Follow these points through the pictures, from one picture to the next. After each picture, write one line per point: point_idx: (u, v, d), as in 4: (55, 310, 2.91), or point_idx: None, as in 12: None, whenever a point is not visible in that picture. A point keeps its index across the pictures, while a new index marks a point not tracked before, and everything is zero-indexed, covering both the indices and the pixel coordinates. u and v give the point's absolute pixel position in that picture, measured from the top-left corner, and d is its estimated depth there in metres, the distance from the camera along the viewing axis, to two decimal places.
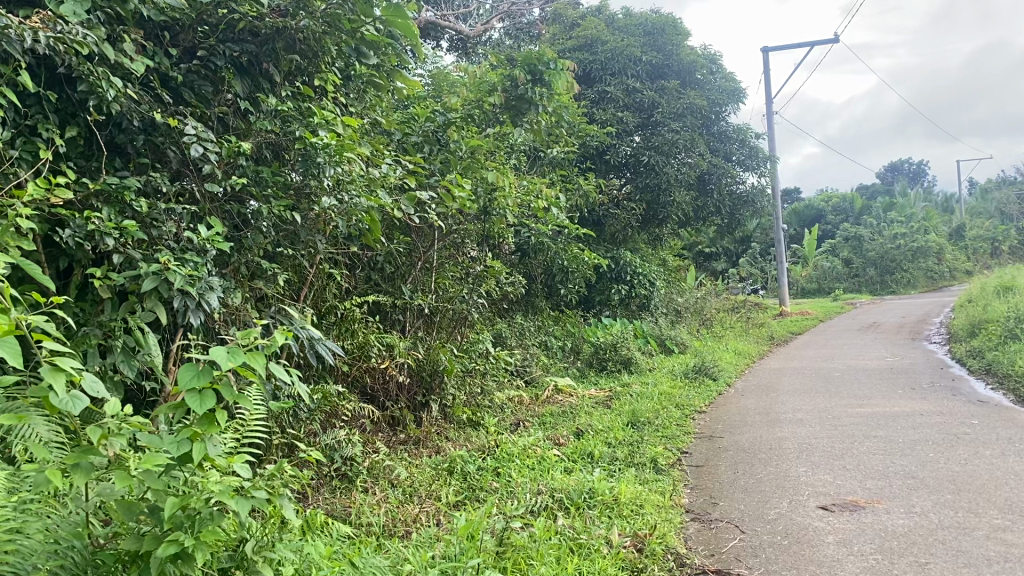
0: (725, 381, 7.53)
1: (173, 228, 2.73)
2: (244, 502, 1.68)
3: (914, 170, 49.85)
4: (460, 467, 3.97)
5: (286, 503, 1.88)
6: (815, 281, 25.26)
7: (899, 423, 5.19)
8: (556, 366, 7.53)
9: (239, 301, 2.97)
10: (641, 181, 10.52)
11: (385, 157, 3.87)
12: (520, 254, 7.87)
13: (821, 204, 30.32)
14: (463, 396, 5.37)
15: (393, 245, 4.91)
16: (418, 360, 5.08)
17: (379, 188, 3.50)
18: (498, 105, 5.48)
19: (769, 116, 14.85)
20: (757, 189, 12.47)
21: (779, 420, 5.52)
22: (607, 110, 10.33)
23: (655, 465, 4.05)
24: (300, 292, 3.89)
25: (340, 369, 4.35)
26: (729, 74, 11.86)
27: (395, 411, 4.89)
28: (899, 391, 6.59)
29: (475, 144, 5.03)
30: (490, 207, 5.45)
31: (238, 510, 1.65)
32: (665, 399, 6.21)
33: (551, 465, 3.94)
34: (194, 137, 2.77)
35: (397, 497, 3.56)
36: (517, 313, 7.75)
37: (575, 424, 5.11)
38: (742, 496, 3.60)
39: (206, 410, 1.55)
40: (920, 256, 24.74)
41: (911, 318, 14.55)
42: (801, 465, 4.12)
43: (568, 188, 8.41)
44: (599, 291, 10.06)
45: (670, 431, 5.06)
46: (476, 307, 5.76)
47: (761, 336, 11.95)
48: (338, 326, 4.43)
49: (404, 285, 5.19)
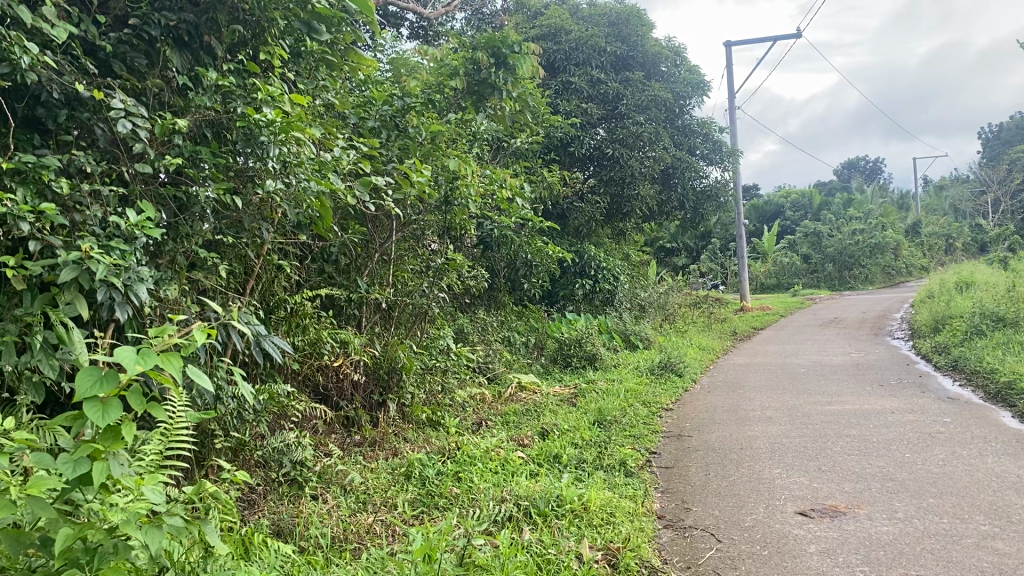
0: (691, 378, 7.38)
1: (99, 213, 2.46)
2: (153, 533, 1.55)
3: (871, 168, 50.47)
4: (418, 472, 3.75)
5: (210, 530, 1.75)
6: (775, 277, 25.36)
7: (870, 420, 5.07)
8: (519, 363, 7.32)
9: (174, 295, 2.72)
10: (604, 174, 10.37)
11: (338, 141, 3.64)
12: (482, 247, 7.65)
13: (781, 200, 30.48)
14: (422, 394, 5.15)
15: (349, 235, 4.67)
16: (375, 356, 4.85)
17: (331, 171, 3.30)
18: (460, 89, 5.27)
19: (731, 111, 14.78)
20: (720, 183, 12.40)
21: (748, 418, 5.37)
22: (571, 101, 10.15)
23: (623, 467, 3.85)
24: (246, 285, 3.68)
25: (290, 366, 4.11)
26: (694, 66, 11.72)
27: (349, 411, 4.66)
28: (867, 387, 6.49)
29: (436, 129, 4.80)
30: (452, 196, 5.22)
31: (146, 541, 1.53)
32: (632, 397, 6.04)
33: (515, 469, 3.72)
34: (123, 112, 2.49)
35: (350, 507, 3.32)
36: (479, 309, 7.52)
37: (540, 423, 4.91)
38: (716, 501, 3.42)
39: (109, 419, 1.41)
40: (878, 251, 24.96)
41: (871, 314, 14.58)
42: (775, 467, 3.95)
43: (532, 180, 8.21)
44: (563, 285, 9.90)
45: (637, 430, 4.88)
46: (437, 301, 5.53)
47: (724, 332, 11.86)
48: (289, 321, 4.17)
49: (360, 278, 4.94)
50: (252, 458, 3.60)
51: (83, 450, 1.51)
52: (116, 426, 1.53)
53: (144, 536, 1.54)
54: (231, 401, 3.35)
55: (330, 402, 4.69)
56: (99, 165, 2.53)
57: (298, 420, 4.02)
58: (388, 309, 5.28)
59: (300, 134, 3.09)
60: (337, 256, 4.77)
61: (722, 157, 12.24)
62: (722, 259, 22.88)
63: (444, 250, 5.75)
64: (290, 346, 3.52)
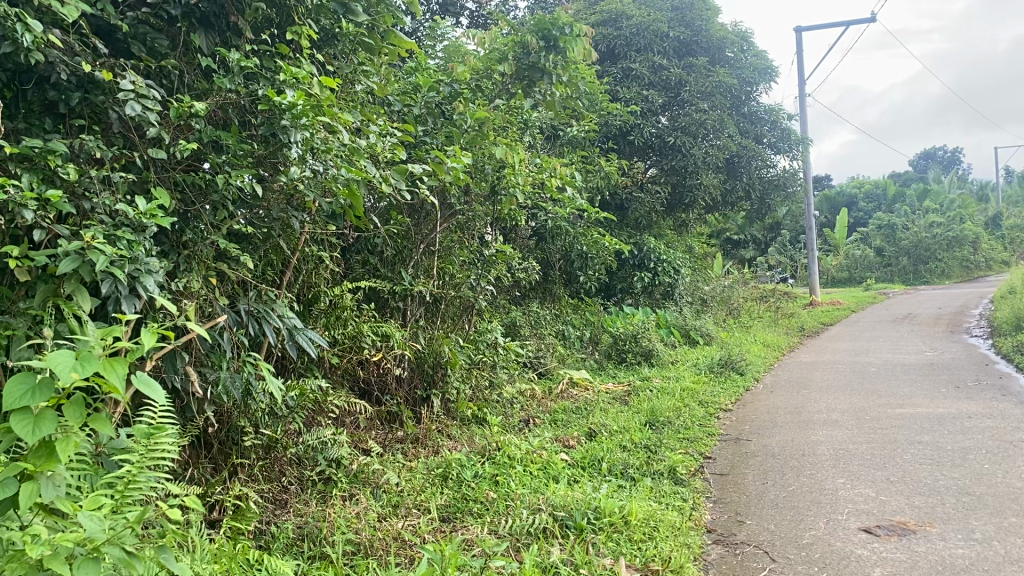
0: (753, 376, 7.06)
1: (108, 200, 2.33)
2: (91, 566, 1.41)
3: (949, 157, 48.64)
4: (455, 474, 3.58)
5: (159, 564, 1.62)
6: (846, 271, 24.57)
7: (945, 425, 4.73)
8: (572, 358, 7.12)
9: (185, 289, 2.58)
10: (666, 164, 10.08)
11: (374, 126, 3.48)
12: (537, 239, 7.47)
13: (853, 192, 29.55)
14: (468, 390, 4.98)
15: (392, 226, 4.51)
16: (418, 351, 4.71)
17: (364, 158, 3.15)
18: (509, 75, 5.07)
19: (801, 98, 14.27)
20: (788, 173, 11.96)
21: (812, 421, 5.06)
22: (631, 88, 9.88)
23: (673, 473, 3.62)
24: (281, 278, 3.55)
25: (328, 361, 3.98)
26: (761, 52, 11.29)
27: (391, 407, 4.51)
28: (942, 388, 6.11)
29: (482, 115, 4.61)
30: (499, 185, 5.11)
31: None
32: (688, 395, 5.78)
33: (557, 474, 3.53)
34: (132, 93, 2.35)
35: (381, 510, 3.17)
36: (532, 303, 7.34)
37: (589, 423, 4.70)
38: (772, 514, 3.17)
39: (40, 434, 1.41)
40: (956, 245, 23.53)
41: (948, 309, 13.94)
42: (840, 477, 3.67)
43: (588, 169, 8.00)
44: (620, 278, 9.67)
45: (691, 432, 4.63)
46: (485, 294, 5.35)
47: (791, 328, 11.44)
48: (328, 314, 4.02)
49: (404, 269, 4.78)
50: (284, 457, 3.48)
51: (14, 471, 1.45)
52: (50, 444, 1.49)
53: (74, 572, 1.40)
54: (260, 397, 3.22)
55: (372, 397, 4.55)
56: (110, 151, 2.40)
57: (335, 416, 3.88)
58: (434, 301, 5.12)
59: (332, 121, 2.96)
60: (380, 247, 4.61)
61: (790, 145, 11.80)
62: (790, 252, 22.26)
63: (493, 241, 5.59)
64: (324, 341, 3.42)
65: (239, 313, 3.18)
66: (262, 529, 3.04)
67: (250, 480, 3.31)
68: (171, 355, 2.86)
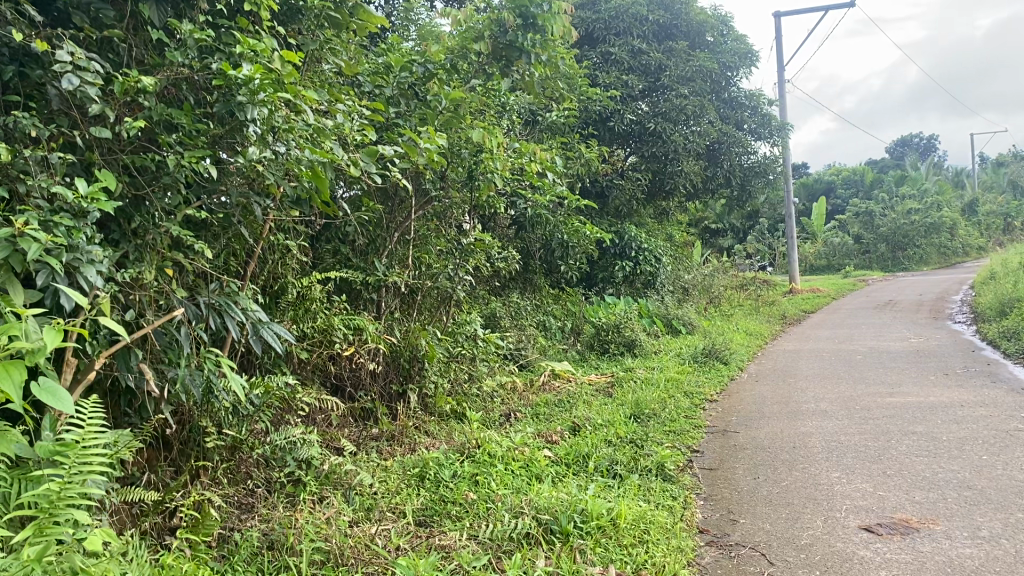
0: (738, 366, 6.91)
1: (45, 182, 2.10)
2: None
3: (925, 145, 48.84)
4: (432, 474, 3.39)
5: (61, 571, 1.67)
6: (825, 258, 24.59)
7: (938, 414, 4.59)
8: (553, 349, 6.95)
9: (129, 280, 2.37)
10: (646, 150, 9.92)
11: (341, 106, 3.27)
12: (515, 228, 7.29)
13: (831, 179, 29.55)
14: (446, 384, 4.80)
15: (363, 213, 4.31)
16: (393, 343, 4.52)
17: (329, 139, 2.95)
18: (485, 55, 4.79)
19: (780, 84, 14.15)
20: (769, 159, 11.84)
21: (800, 412, 4.91)
22: (610, 73, 9.71)
23: (661, 469, 3.45)
24: (245, 268, 3.34)
25: (297, 355, 3.78)
26: (741, 36, 11.11)
27: (365, 404, 4.32)
28: (930, 376, 5.99)
29: (457, 97, 4.41)
30: (476, 171, 4.90)
31: None
32: (673, 386, 5.63)
33: (540, 473, 3.36)
34: (70, 65, 2.12)
35: (353, 515, 2.98)
36: (512, 293, 7.16)
37: (572, 417, 4.53)
38: (767, 512, 3.01)
39: None
40: (933, 232, 23.91)
41: (928, 296, 13.90)
42: (834, 471, 3.52)
43: (568, 155, 7.82)
44: (601, 267, 9.51)
45: (677, 425, 4.47)
46: (463, 284, 5.16)
47: (773, 315, 11.34)
48: (296, 306, 3.81)
49: (378, 259, 4.58)
50: (250, 458, 3.28)
51: None
52: None
53: None
54: (223, 396, 3.02)
55: (345, 392, 4.36)
56: (46, 128, 2.17)
57: (304, 413, 3.68)
58: (410, 291, 4.93)
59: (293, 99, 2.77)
60: (352, 236, 4.41)
61: (770, 131, 11.67)
62: (770, 240, 22.21)
63: (470, 230, 5.39)
64: (292, 337, 3.26)
65: (199, 306, 2.98)
66: (225, 537, 2.86)
67: (213, 484, 3.11)
68: (124, 352, 2.66)
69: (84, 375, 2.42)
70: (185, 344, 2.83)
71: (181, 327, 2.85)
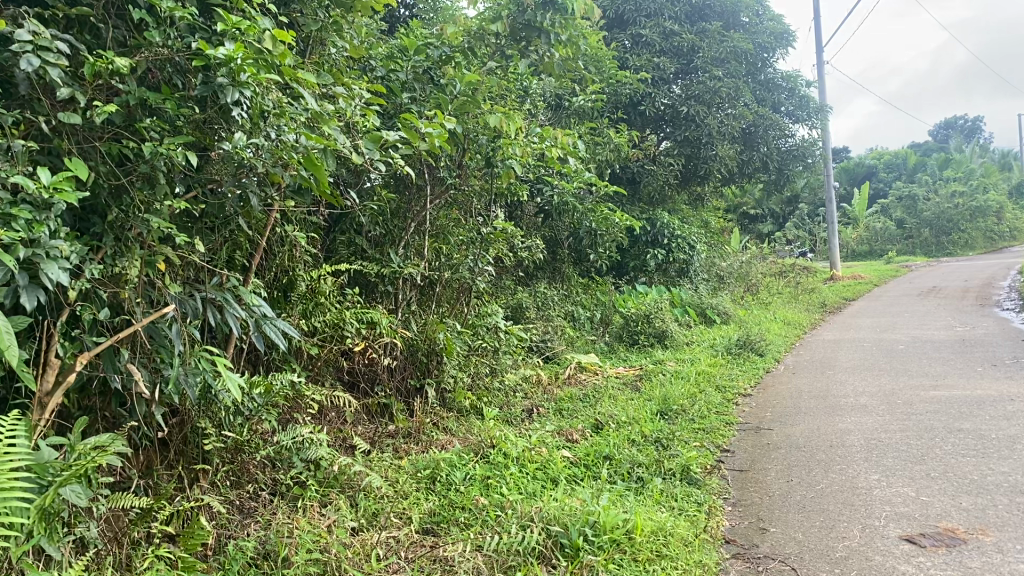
0: (773, 358, 6.65)
1: (7, 169, 1.95)
2: None
3: (970, 126, 47.57)
4: (444, 476, 3.22)
5: None
6: (866, 244, 24.02)
7: (987, 409, 4.31)
8: (582, 341, 6.76)
9: (98, 277, 2.23)
10: (679, 135, 9.65)
11: (342, 89, 3.10)
12: (543, 216, 7.10)
13: (872, 162, 28.85)
14: (466, 379, 4.63)
15: (376, 203, 4.14)
16: (410, 338, 4.35)
17: (328, 124, 2.78)
18: (503, 36, 4.51)
19: (819, 65, 13.74)
20: (807, 142, 11.47)
21: (839, 407, 4.66)
22: (641, 56, 9.51)
23: (686, 472, 3.25)
24: (248, 262, 3.20)
25: (306, 351, 3.63)
26: (777, 15, 10.74)
27: (380, 400, 4.15)
28: (978, 368, 5.68)
29: (473, 80, 4.20)
30: (494, 157, 4.71)
31: None
32: (704, 380, 5.40)
33: (557, 476, 3.17)
34: (29, 46, 1.97)
35: (356, 522, 2.82)
36: (538, 283, 6.97)
37: (596, 413, 4.34)
38: (800, 519, 2.80)
39: None
40: (979, 216, 23.22)
41: (974, 281, 13.44)
42: (873, 473, 3.28)
43: (597, 142, 7.60)
44: (633, 256, 9.27)
45: (707, 422, 4.26)
46: (484, 274, 4.97)
47: (812, 304, 11.01)
48: (304, 299, 3.64)
49: (393, 250, 4.40)
50: (253, 460, 3.14)
51: None
52: None
53: None
54: (222, 395, 2.88)
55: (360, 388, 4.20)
56: (9, 114, 2.02)
57: (313, 412, 3.53)
58: (428, 283, 4.75)
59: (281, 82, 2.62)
60: (366, 226, 4.24)
61: (808, 114, 11.30)
62: (809, 226, 21.73)
63: (491, 220, 5.21)
64: (297, 333, 3.13)
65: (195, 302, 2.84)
66: (220, 546, 2.72)
67: (213, 489, 2.97)
68: (111, 352, 2.52)
69: (64, 376, 2.28)
70: (177, 342, 2.66)
71: (172, 323, 2.70)
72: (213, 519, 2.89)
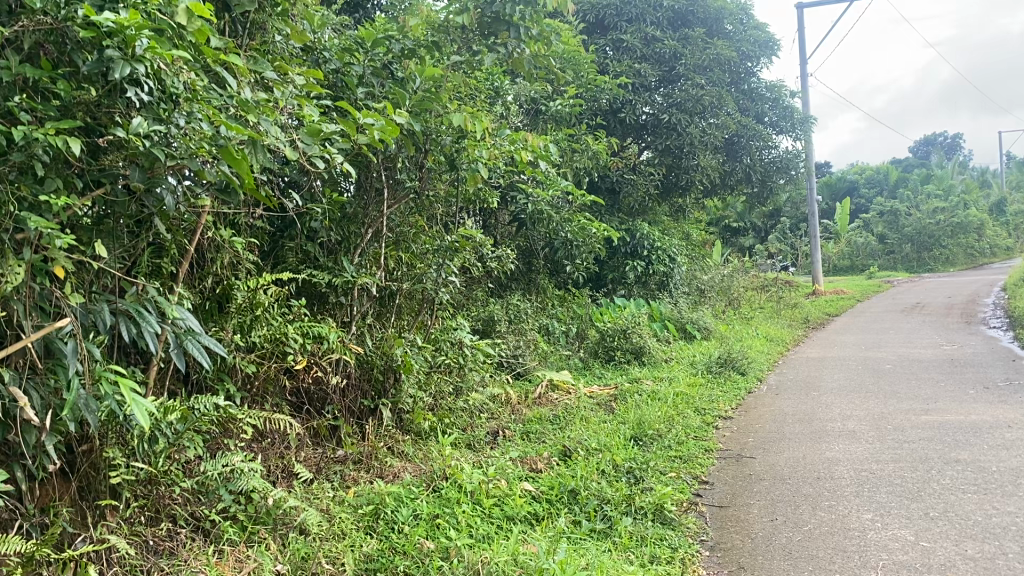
0: (756, 377, 6.35)
1: None
2: None
3: (950, 142, 47.71)
4: (389, 514, 2.88)
5: None
6: (848, 259, 23.89)
7: (984, 438, 4.02)
8: (555, 357, 6.43)
9: None
10: (660, 144, 9.38)
11: (276, 76, 2.79)
12: (518, 224, 6.79)
13: (853, 177, 28.75)
14: (426, 399, 4.28)
15: (327, 208, 3.79)
16: (363, 354, 3.99)
17: (255, 113, 2.47)
18: (472, 30, 4.20)
19: (802, 76, 13.53)
20: (791, 154, 11.24)
21: (826, 432, 4.34)
22: (622, 62, 9.24)
23: (659, 510, 2.91)
24: (175, 269, 2.88)
25: (242, 369, 3.28)
26: (761, 24, 10.48)
27: (328, 422, 3.79)
28: (969, 390, 5.39)
29: (434, 75, 3.88)
30: (459, 160, 4.39)
31: None
32: (683, 400, 5.08)
33: (515, 516, 2.84)
34: None
35: (283, 568, 2.46)
36: (511, 295, 6.64)
37: (564, 437, 4.01)
38: (786, 567, 2.47)
39: None
40: (960, 232, 23.13)
41: (958, 298, 13.22)
42: (866, 511, 2.96)
43: (574, 149, 7.29)
44: (612, 268, 8.99)
45: (684, 449, 3.94)
46: (449, 285, 4.61)
47: (794, 319, 10.73)
48: (240, 311, 3.27)
49: (347, 258, 4.04)
50: (173, 493, 2.78)
51: None
52: None
53: None
54: (131, 418, 2.53)
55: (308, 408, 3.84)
56: None
57: (246, 437, 3.17)
58: (387, 294, 4.40)
59: (191, 62, 2.30)
60: (317, 231, 3.88)
61: (792, 125, 11.06)
62: (790, 239, 21.53)
63: (457, 228, 4.88)
64: (222, 351, 2.84)
65: (111, 312, 2.55)
66: None
67: (120, 528, 2.61)
68: None
69: None
70: (73, 359, 2.29)
71: (68, 338, 2.32)
72: (119, 563, 2.53)
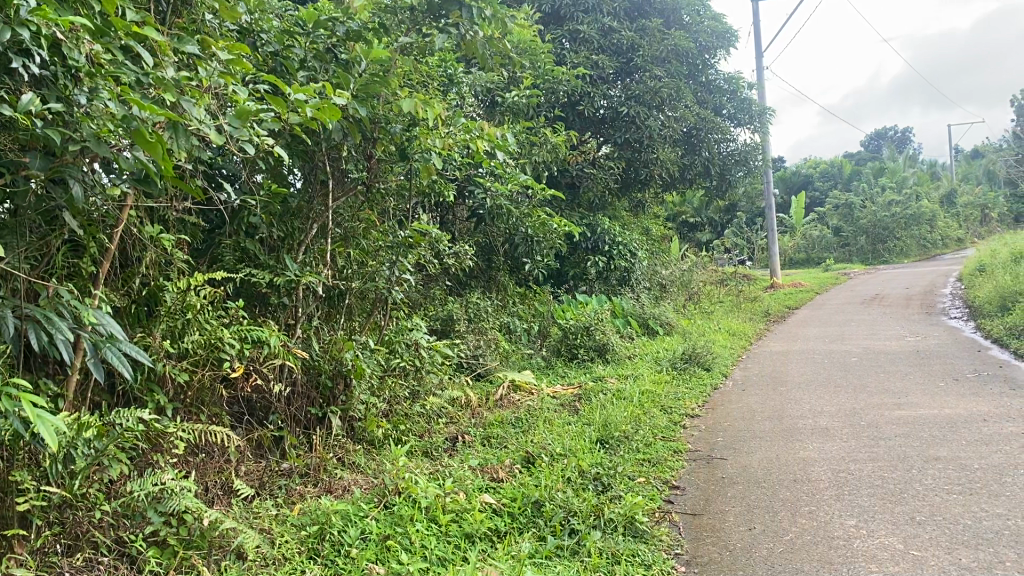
0: (721, 373, 6.19)
1: None
2: None
3: (900, 137, 48.45)
4: (336, 535, 2.62)
5: None
6: (805, 252, 24.01)
7: (962, 433, 3.87)
8: (516, 356, 6.21)
9: None
10: (619, 137, 9.19)
11: (199, 55, 2.52)
12: (476, 219, 6.54)
13: (809, 172, 28.94)
14: (379, 404, 4.03)
15: (266, 201, 3.52)
16: (310, 359, 3.72)
17: (172, 93, 2.20)
18: (420, 10, 3.93)
19: (759, 69, 13.48)
20: (750, 146, 11.15)
21: (798, 430, 4.17)
22: (579, 53, 9.04)
23: (630, 522, 2.70)
24: (96, 276, 2.62)
25: (173, 379, 3.00)
26: (718, 14, 10.35)
27: (272, 433, 3.52)
28: (939, 383, 5.26)
29: (380, 58, 3.62)
30: (410, 150, 4.13)
31: None
32: (648, 399, 4.89)
33: (474, 533, 2.60)
34: None
35: None
36: (469, 293, 6.40)
37: (527, 442, 3.78)
38: None
39: None
40: (914, 224, 23.36)
41: (917, 289, 13.25)
42: (849, 517, 2.78)
43: (533, 141, 7.06)
44: (572, 264, 8.80)
45: (652, 452, 3.74)
46: (402, 283, 4.35)
47: (756, 313, 10.63)
48: (170, 315, 3.00)
49: (290, 256, 3.77)
50: (93, 519, 2.51)
51: None
52: None
53: None
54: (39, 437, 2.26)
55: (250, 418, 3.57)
56: None
57: (179, 453, 2.90)
58: (335, 293, 4.14)
59: (95, 35, 2.04)
60: (258, 227, 3.61)
61: (751, 117, 10.98)
62: (748, 234, 21.57)
63: (410, 223, 4.62)
64: (148, 359, 2.58)
65: (18, 318, 2.29)
66: None
67: (31, 560, 2.33)
68: None
69: None
70: None
71: None
72: None
